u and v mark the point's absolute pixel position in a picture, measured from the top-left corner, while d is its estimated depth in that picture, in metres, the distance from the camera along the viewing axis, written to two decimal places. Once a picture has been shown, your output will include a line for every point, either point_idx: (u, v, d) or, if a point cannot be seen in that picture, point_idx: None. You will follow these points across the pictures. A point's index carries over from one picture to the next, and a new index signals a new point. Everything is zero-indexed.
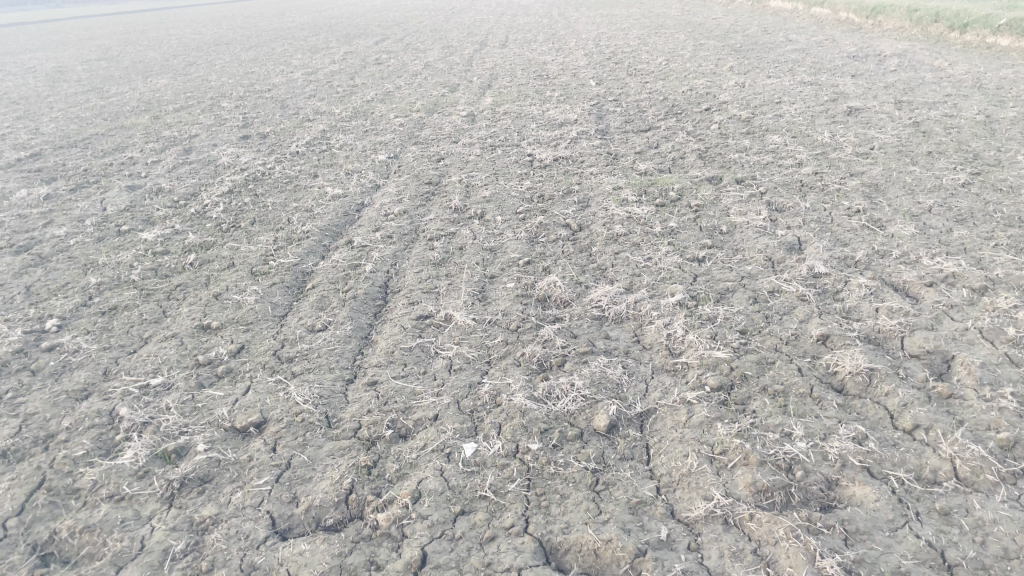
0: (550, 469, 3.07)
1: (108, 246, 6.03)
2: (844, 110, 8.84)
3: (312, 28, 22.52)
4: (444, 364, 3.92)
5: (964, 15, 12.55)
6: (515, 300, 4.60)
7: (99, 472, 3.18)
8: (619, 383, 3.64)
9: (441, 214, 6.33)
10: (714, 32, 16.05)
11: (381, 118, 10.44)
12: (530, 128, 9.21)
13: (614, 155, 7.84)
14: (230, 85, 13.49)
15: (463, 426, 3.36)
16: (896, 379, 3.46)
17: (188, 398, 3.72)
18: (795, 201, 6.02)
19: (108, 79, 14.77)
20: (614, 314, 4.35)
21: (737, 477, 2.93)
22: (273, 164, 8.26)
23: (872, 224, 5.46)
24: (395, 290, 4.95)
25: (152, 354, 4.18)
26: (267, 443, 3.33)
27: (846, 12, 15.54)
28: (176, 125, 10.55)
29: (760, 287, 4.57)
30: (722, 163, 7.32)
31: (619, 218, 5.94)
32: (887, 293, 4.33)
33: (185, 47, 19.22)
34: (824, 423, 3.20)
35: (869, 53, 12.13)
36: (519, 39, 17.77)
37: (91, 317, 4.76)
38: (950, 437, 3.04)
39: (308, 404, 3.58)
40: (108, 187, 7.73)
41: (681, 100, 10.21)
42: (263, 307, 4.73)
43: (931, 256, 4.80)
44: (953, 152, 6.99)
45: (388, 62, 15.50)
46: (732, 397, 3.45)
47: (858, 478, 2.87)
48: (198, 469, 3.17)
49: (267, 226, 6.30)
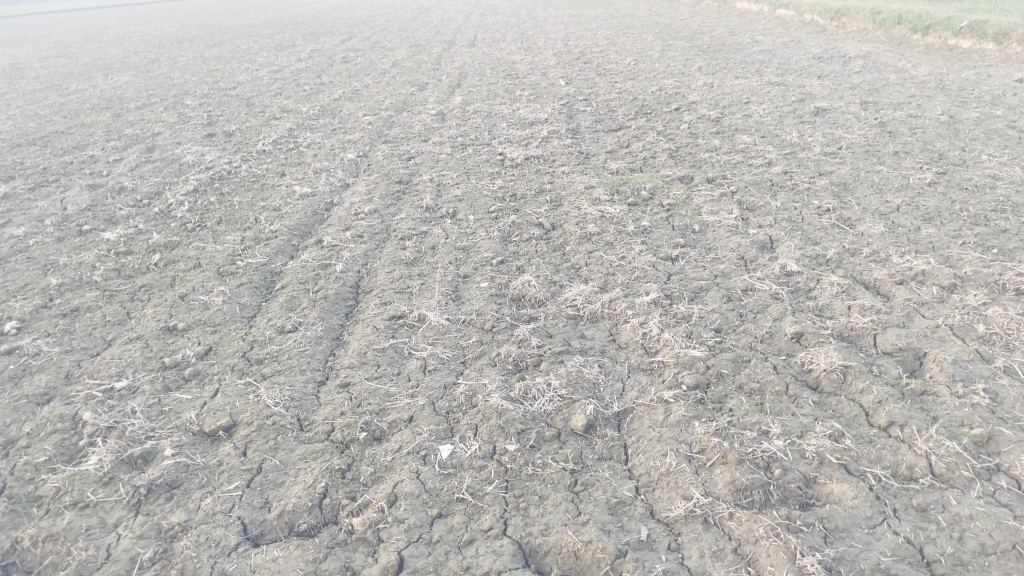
0: (528, 470, 3.03)
1: (69, 246, 5.88)
2: (811, 110, 8.93)
3: (277, 26, 22.27)
4: (418, 365, 3.86)
5: (926, 18, 12.77)
6: (489, 300, 4.56)
7: (62, 478, 3.07)
8: (596, 382, 3.61)
9: (412, 213, 6.27)
10: (681, 33, 16.15)
11: (349, 117, 10.33)
12: (500, 127, 9.17)
13: (585, 154, 7.83)
14: (195, 83, 13.27)
15: (438, 428, 3.31)
16: (870, 376, 3.47)
17: (154, 402, 3.62)
18: (766, 200, 6.06)
19: (67, 76, 14.45)
20: (589, 313, 4.32)
21: (715, 476, 2.91)
22: (239, 163, 8.12)
23: (842, 222, 5.50)
24: (367, 290, 4.87)
25: (116, 357, 4.06)
26: (237, 447, 3.24)
27: (810, 14, 15.73)
28: (138, 123, 10.34)
29: (734, 285, 4.58)
30: (693, 162, 7.35)
31: (592, 217, 5.92)
32: (859, 291, 4.36)
33: (148, 44, 18.87)
34: (801, 421, 3.21)
35: (834, 55, 12.28)
36: (488, 39, 17.73)
37: (52, 319, 4.62)
38: (925, 433, 3.05)
39: (279, 407, 3.50)
40: (68, 186, 7.54)
41: (650, 100, 10.25)
42: (232, 308, 4.63)
43: (901, 255, 4.85)
44: (918, 152, 7.08)
45: (356, 60, 15.37)
46: (709, 395, 3.44)
47: (836, 475, 2.87)
48: (166, 475, 3.07)
49: (233, 225, 6.18)
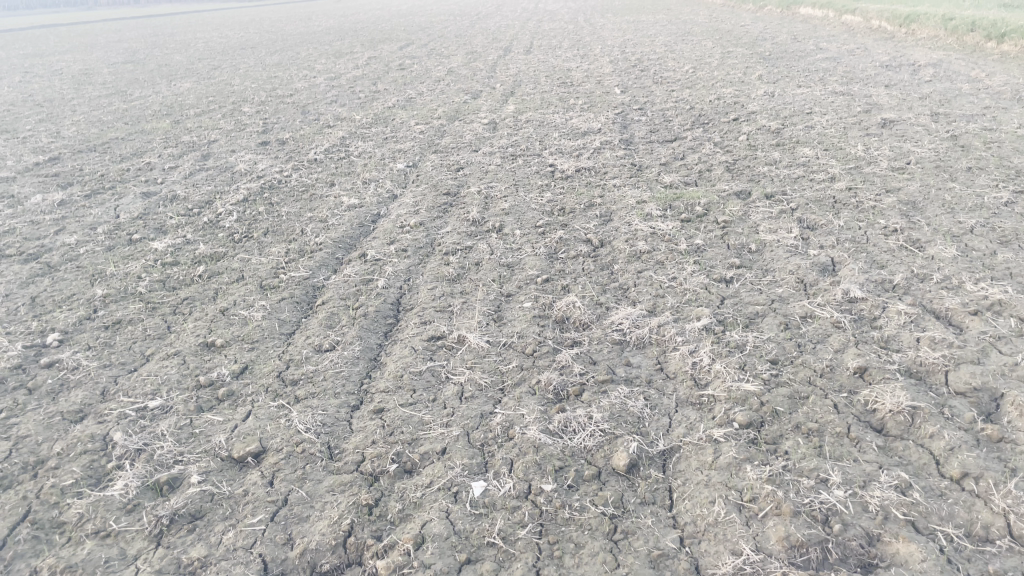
0: (565, 513, 2.85)
1: (118, 255, 5.90)
2: (878, 122, 8.54)
3: (337, 32, 22.49)
4: (455, 391, 3.71)
5: (1001, 25, 12.14)
6: (532, 321, 4.39)
7: (86, 503, 3.01)
8: (641, 417, 3.41)
9: (458, 227, 6.14)
10: (742, 39, 15.75)
11: (402, 126, 10.28)
12: (552, 138, 9.00)
13: (638, 166, 7.60)
14: (253, 90, 13.42)
15: (472, 462, 3.15)
16: (941, 419, 3.20)
17: (185, 423, 3.54)
18: (829, 219, 5.76)
19: (132, 83, 14.78)
20: (636, 339, 4.12)
21: (768, 529, 2.69)
22: (290, 172, 8.12)
23: (911, 245, 5.18)
24: (408, 308, 4.75)
25: (152, 374, 4.01)
26: (263, 476, 3.14)
27: (878, 20, 15.18)
28: (196, 130, 10.47)
29: (792, 311, 4.32)
30: (751, 176, 7.07)
31: (643, 234, 5.71)
32: (929, 322, 4.06)
33: (212, 50, 19.24)
34: (863, 468, 2.95)
35: (902, 63, 11.80)
36: (545, 46, 17.58)
37: (94, 331, 4.61)
38: (1002, 488, 2.78)
39: (310, 433, 3.38)
40: (123, 193, 7.62)
41: (708, 109, 9.97)
42: (271, 325, 4.55)
43: (975, 282, 4.52)
44: (994, 168, 6.67)
45: (412, 67, 15.40)
46: (763, 435, 3.21)
47: (902, 534, 2.61)
48: (190, 504, 2.98)
49: (279, 237, 6.13)
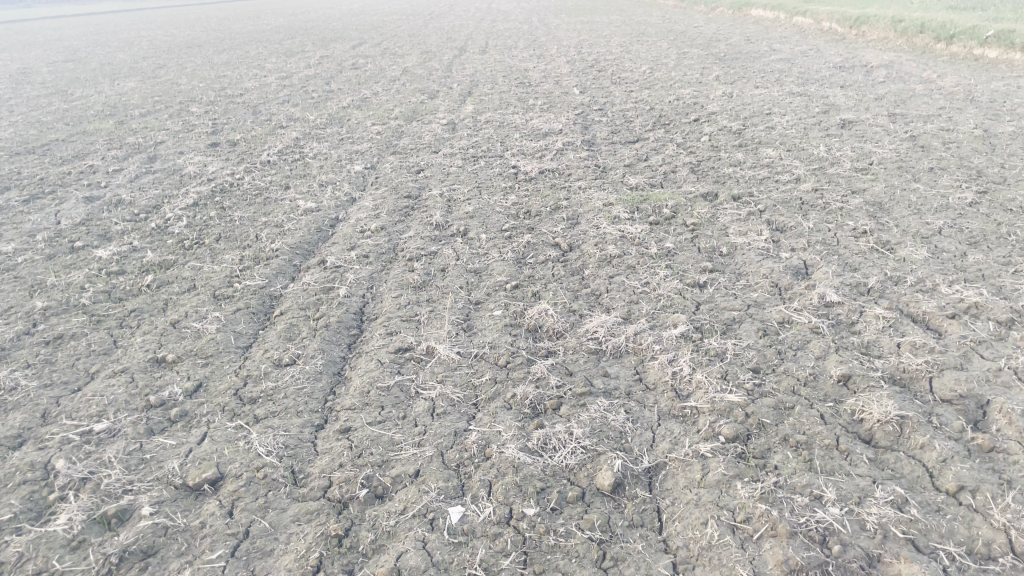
0: (550, 540, 2.68)
1: (59, 265, 5.55)
2: (837, 122, 8.56)
3: (288, 31, 22.02)
4: (426, 407, 3.51)
5: (950, 26, 12.33)
6: (503, 331, 4.20)
7: (26, 541, 2.74)
8: (623, 432, 3.26)
9: (421, 231, 5.93)
10: (696, 40, 15.80)
11: (358, 126, 10.02)
12: (513, 139, 8.82)
13: (603, 168, 7.48)
14: (201, 89, 13.01)
15: (448, 485, 2.96)
16: (930, 429, 3.11)
17: (135, 448, 3.28)
18: (797, 220, 5.70)
19: (74, 82, 14.21)
20: (612, 348, 3.97)
21: (765, 553, 2.56)
22: (242, 175, 7.81)
23: (881, 247, 5.13)
24: (372, 318, 4.52)
25: (98, 394, 3.73)
26: (222, 506, 2.90)
27: (829, 22, 15.35)
28: (141, 131, 10.06)
29: (770, 317, 4.21)
30: (717, 177, 6.99)
31: (612, 237, 5.58)
32: (908, 327, 3.98)
33: (156, 49, 18.64)
34: (857, 483, 2.85)
35: (856, 64, 11.90)
36: (501, 45, 17.41)
37: (33, 347, 4.29)
38: (1001, 502, 2.68)
39: (272, 457, 3.16)
40: (64, 198, 7.24)
41: (668, 110, 9.91)
42: (226, 338, 4.29)
43: (948, 284, 4.48)
44: (955, 169, 6.70)
45: (366, 66, 15.09)
46: (751, 449, 3.09)
47: (903, 554, 2.50)
48: (141, 540, 2.74)
49: (232, 244, 5.85)
